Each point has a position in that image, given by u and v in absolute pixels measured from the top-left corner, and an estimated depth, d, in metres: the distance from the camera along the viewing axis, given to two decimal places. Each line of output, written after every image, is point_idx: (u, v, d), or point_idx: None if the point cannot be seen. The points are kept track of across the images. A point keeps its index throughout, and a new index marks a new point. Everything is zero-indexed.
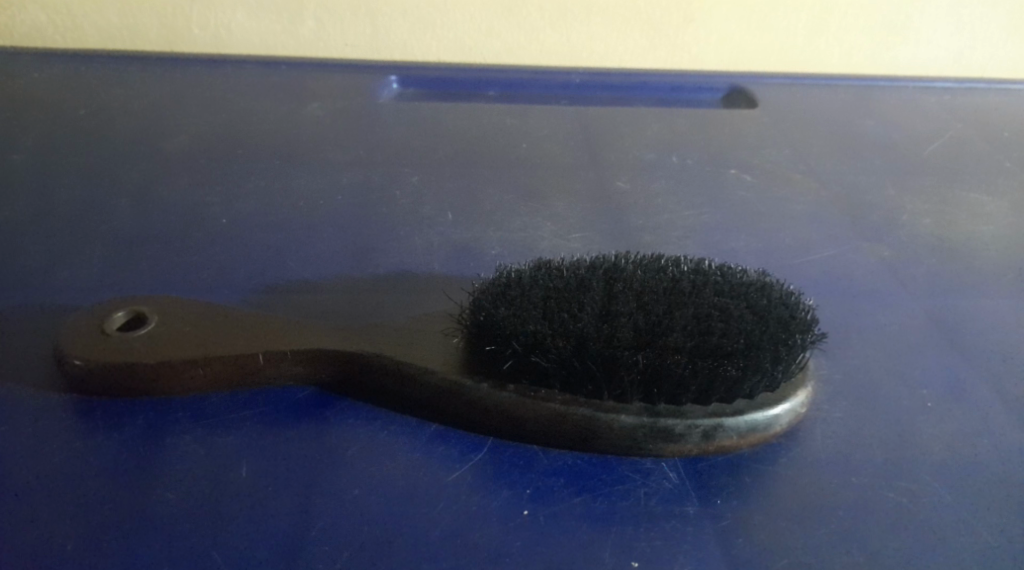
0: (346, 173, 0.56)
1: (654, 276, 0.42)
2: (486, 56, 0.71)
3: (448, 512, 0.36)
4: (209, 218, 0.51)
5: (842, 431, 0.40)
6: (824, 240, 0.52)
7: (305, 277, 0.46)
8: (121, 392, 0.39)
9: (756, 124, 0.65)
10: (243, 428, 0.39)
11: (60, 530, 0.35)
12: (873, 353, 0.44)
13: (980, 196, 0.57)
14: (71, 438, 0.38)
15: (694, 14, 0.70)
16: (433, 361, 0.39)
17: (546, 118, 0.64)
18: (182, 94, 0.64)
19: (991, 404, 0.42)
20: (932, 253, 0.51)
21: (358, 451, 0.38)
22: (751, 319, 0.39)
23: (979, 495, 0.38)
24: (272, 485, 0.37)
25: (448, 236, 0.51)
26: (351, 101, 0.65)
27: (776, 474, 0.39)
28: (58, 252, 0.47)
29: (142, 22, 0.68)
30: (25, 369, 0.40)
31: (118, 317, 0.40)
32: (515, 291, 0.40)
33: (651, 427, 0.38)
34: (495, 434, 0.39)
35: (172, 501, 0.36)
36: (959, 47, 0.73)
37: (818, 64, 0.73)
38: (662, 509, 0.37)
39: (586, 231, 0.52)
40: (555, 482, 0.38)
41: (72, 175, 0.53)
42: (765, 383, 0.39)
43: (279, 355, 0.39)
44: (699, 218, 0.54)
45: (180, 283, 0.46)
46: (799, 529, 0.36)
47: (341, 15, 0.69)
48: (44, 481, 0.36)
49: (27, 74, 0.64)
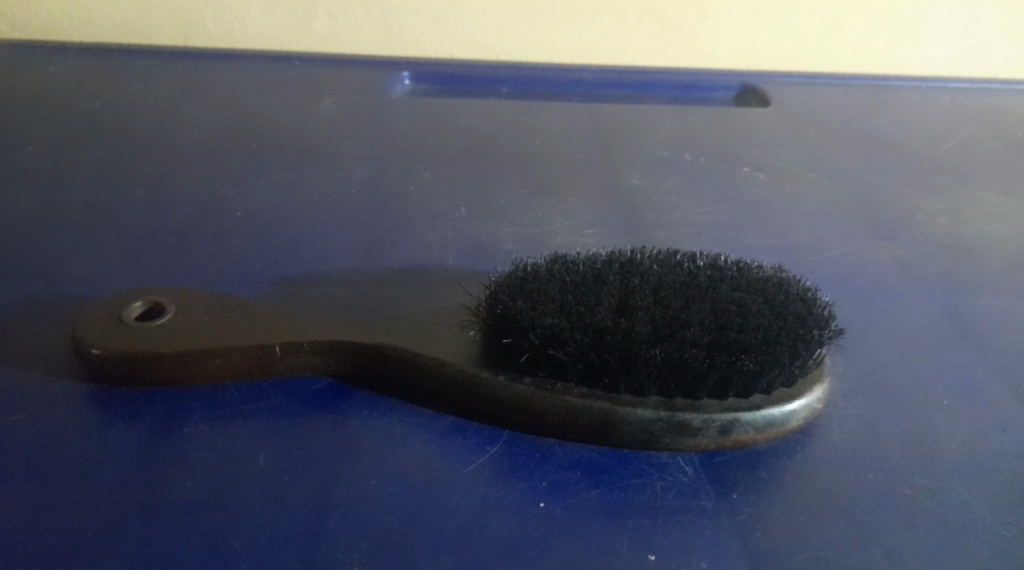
0: (359, 168, 0.56)
1: (671, 270, 0.42)
2: (498, 53, 0.71)
3: (464, 504, 0.36)
4: (223, 211, 0.51)
5: (858, 428, 0.40)
6: (838, 238, 0.52)
7: (320, 270, 0.46)
8: (137, 382, 0.39)
9: (769, 123, 0.65)
10: (259, 419, 0.39)
11: (77, 518, 0.35)
12: (888, 351, 0.44)
13: (994, 196, 0.57)
14: (87, 427, 0.38)
15: (706, 12, 0.70)
16: (449, 354, 0.39)
17: (559, 115, 0.64)
18: (196, 88, 0.64)
19: (1007, 403, 0.42)
20: (946, 252, 0.51)
21: (374, 443, 0.38)
22: (768, 314, 0.39)
23: (995, 493, 0.38)
24: (288, 477, 0.37)
25: (461, 231, 0.51)
26: (364, 96, 0.65)
27: (792, 470, 0.38)
28: (73, 243, 0.47)
29: (155, 16, 0.68)
30: (42, 358, 0.40)
31: (136, 307, 0.40)
32: (532, 284, 0.40)
33: (667, 421, 0.38)
34: (511, 427, 0.39)
35: (189, 492, 0.36)
36: (971, 48, 0.73)
37: (830, 63, 0.73)
38: (678, 504, 0.37)
39: (599, 227, 0.52)
40: (571, 475, 0.38)
41: (87, 167, 0.54)
42: (782, 378, 0.38)
43: (294, 346, 0.39)
44: (712, 215, 0.54)
45: (196, 275, 0.46)
46: (816, 525, 0.36)
47: (354, 11, 0.69)
48: (61, 469, 0.36)
49: (41, 67, 0.64)
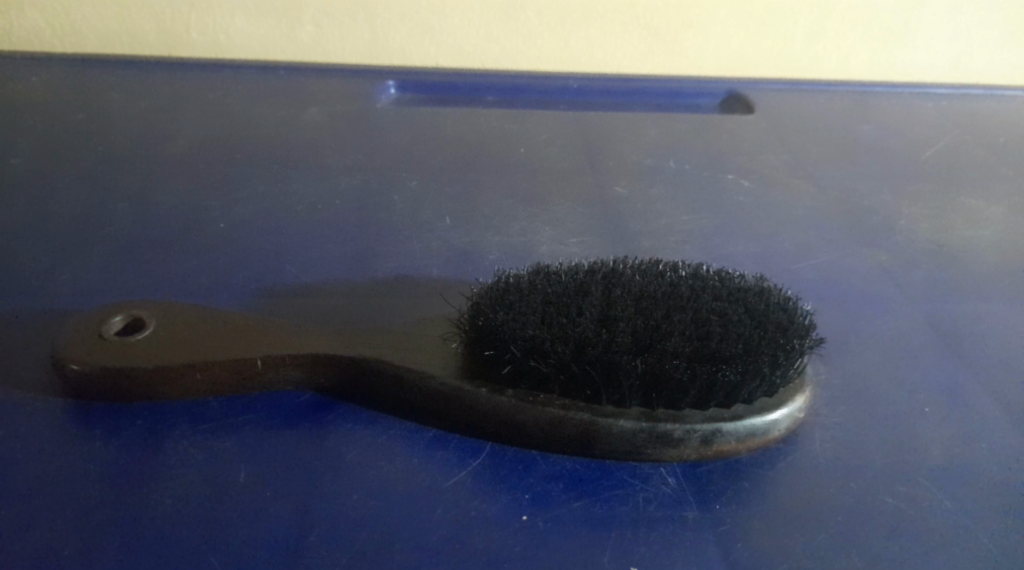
0: (345, 177, 0.56)
1: (652, 280, 0.42)
2: (484, 61, 0.72)
3: (447, 516, 0.36)
4: (208, 222, 0.51)
5: (841, 436, 0.40)
6: (823, 245, 0.52)
7: (304, 282, 0.46)
8: (120, 397, 0.39)
9: (754, 129, 0.65)
10: (242, 432, 0.39)
11: (60, 533, 0.35)
12: (871, 357, 0.44)
13: (978, 202, 0.57)
14: (69, 442, 0.38)
15: (691, 20, 0.70)
16: (432, 365, 0.39)
17: (546, 122, 0.64)
18: (181, 98, 0.64)
19: (989, 409, 0.42)
20: (929, 258, 0.51)
21: (357, 455, 0.38)
22: (750, 324, 0.39)
23: (977, 500, 0.38)
24: (271, 489, 0.37)
25: (447, 240, 0.51)
26: (350, 105, 0.65)
27: (775, 478, 0.38)
28: (57, 255, 0.47)
29: (140, 26, 0.68)
30: (24, 373, 0.40)
31: (116, 322, 0.40)
32: (514, 295, 0.40)
33: (650, 432, 0.38)
34: (494, 439, 0.39)
35: (172, 506, 0.36)
36: (956, 54, 0.73)
37: (816, 70, 0.73)
38: (662, 514, 0.37)
39: (584, 236, 0.52)
40: (554, 486, 0.38)
41: (71, 179, 0.54)
42: (764, 388, 0.39)
43: (277, 359, 0.39)
44: (698, 223, 0.54)
45: (180, 287, 0.46)
46: (798, 534, 0.36)
47: (339, 20, 0.69)
48: (43, 484, 0.36)
49: (26, 78, 0.64)
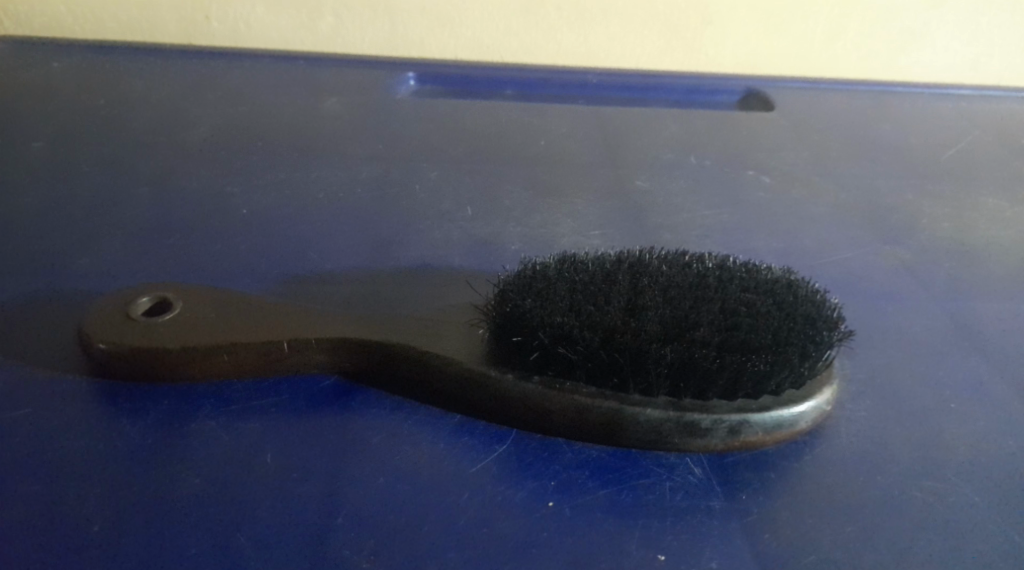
0: (365, 167, 0.56)
1: (679, 271, 0.42)
2: (503, 55, 0.71)
3: (473, 503, 0.36)
4: (228, 208, 0.51)
5: (866, 430, 0.40)
6: (844, 242, 0.52)
7: (326, 269, 0.46)
8: (145, 377, 0.39)
9: (774, 126, 0.65)
10: (266, 416, 0.39)
11: (85, 513, 0.35)
12: (895, 353, 0.44)
13: (998, 201, 0.57)
14: (94, 422, 0.38)
15: (712, 16, 0.70)
16: (458, 352, 0.39)
17: (565, 116, 0.64)
18: (200, 86, 0.64)
19: (1014, 407, 0.42)
20: (951, 257, 0.51)
21: (383, 440, 0.38)
22: (778, 315, 0.39)
23: (1001, 495, 0.38)
24: (296, 473, 0.37)
25: (467, 230, 0.51)
26: (369, 96, 0.65)
27: (801, 470, 0.38)
28: (79, 238, 0.47)
29: (160, 14, 0.68)
30: (48, 353, 0.40)
31: (143, 302, 0.40)
32: (541, 283, 0.40)
33: (676, 421, 0.37)
34: (519, 426, 0.39)
35: (197, 487, 0.36)
36: (974, 55, 0.73)
37: (833, 69, 0.73)
38: (688, 504, 0.37)
39: (605, 229, 0.52)
40: (580, 475, 0.38)
41: (92, 163, 0.53)
42: (791, 380, 0.38)
43: (302, 343, 0.39)
44: (718, 218, 0.54)
45: (202, 271, 0.45)
46: (826, 527, 0.36)
47: (359, 11, 0.69)
48: (67, 464, 0.36)
49: (47, 63, 0.64)
